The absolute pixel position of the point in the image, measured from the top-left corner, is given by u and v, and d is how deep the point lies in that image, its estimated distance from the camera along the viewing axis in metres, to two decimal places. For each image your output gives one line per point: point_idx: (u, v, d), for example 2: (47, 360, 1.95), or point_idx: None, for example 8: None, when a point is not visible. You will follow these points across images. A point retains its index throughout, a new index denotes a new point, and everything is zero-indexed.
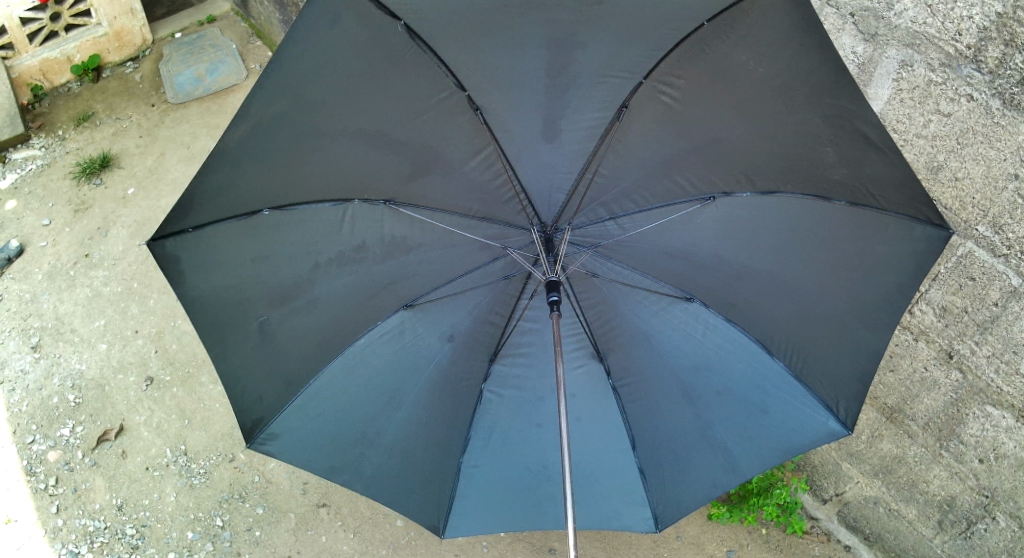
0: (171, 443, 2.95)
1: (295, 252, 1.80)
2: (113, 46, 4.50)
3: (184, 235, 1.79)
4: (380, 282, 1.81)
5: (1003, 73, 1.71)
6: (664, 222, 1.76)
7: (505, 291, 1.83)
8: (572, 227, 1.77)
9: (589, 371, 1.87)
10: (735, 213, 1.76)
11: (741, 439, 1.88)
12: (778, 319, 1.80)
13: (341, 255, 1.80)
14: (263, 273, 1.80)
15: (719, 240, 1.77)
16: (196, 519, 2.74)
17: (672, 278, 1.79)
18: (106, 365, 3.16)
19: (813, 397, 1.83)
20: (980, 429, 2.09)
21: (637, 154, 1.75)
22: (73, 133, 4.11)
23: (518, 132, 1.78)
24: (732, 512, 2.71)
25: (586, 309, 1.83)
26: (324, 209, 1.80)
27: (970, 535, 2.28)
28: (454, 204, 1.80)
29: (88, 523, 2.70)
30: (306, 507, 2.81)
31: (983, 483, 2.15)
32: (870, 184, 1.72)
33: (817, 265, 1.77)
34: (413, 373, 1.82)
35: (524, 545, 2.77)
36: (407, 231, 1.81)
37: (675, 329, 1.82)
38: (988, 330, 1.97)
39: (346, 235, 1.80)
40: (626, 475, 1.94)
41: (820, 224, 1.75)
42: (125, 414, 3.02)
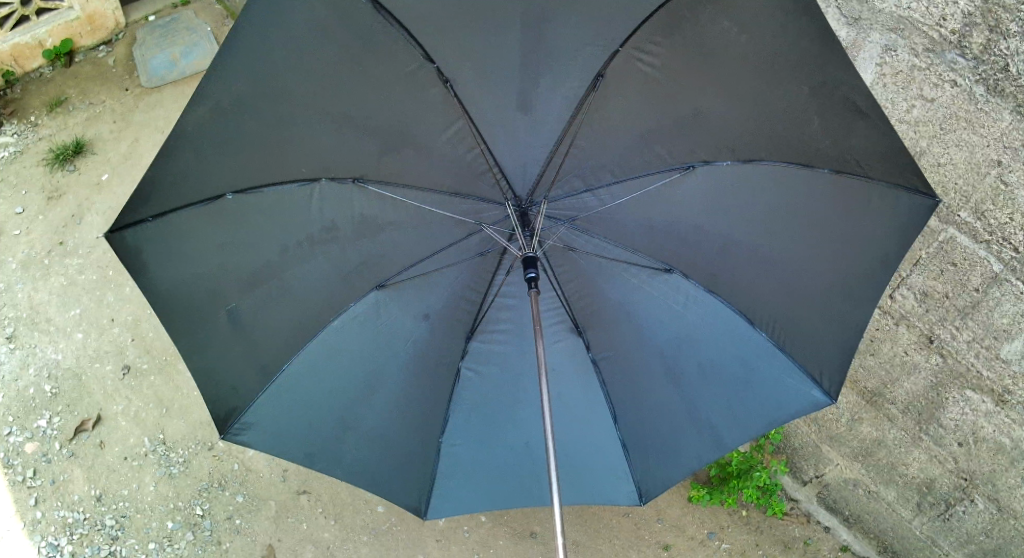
0: (150, 433, 2.82)
1: (262, 233, 1.73)
2: (86, 30, 4.37)
3: (145, 224, 1.72)
4: (354, 263, 1.75)
5: (987, 59, 1.66)
6: (641, 194, 1.71)
7: (481, 268, 1.80)
8: (548, 200, 1.73)
9: (567, 346, 1.86)
10: (719, 182, 1.69)
11: (726, 415, 1.87)
12: (761, 291, 1.78)
13: (309, 237, 1.73)
14: (229, 260, 1.74)
15: (701, 211, 1.72)
16: (177, 509, 2.62)
17: (652, 249, 1.75)
18: (83, 355, 3.02)
19: (796, 366, 1.82)
20: (959, 413, 2.04)
21: (616, 126, 1.66)
22: (46, 119, 4.02)
23: (490, 107, 1.68)
24: (712, 494, 2.52)
25: (564, 284, 1.81)
26: (290, 189, 1.71)
27: (947, 518, 2.21)
28: (427, 179, 1.72)
29: (67, 515, 2.57)
30: (286, 495, 2.69)
31: (961, 467, 2.10)
32: (856, 153, 1.67)
33: (801, 234, 1.74)
34: (391, 356, 1.80)
35: (506, 530, 2.62)
36: (378, 210, 1.73)
37: (656, 302, 1.80)
38: (969, 316, 1.94)
39: (314, 215, 1.72)
40: (612, 451, 1.94)
41: (805, 195, 1.71)
42: (103, 403, 2.88)
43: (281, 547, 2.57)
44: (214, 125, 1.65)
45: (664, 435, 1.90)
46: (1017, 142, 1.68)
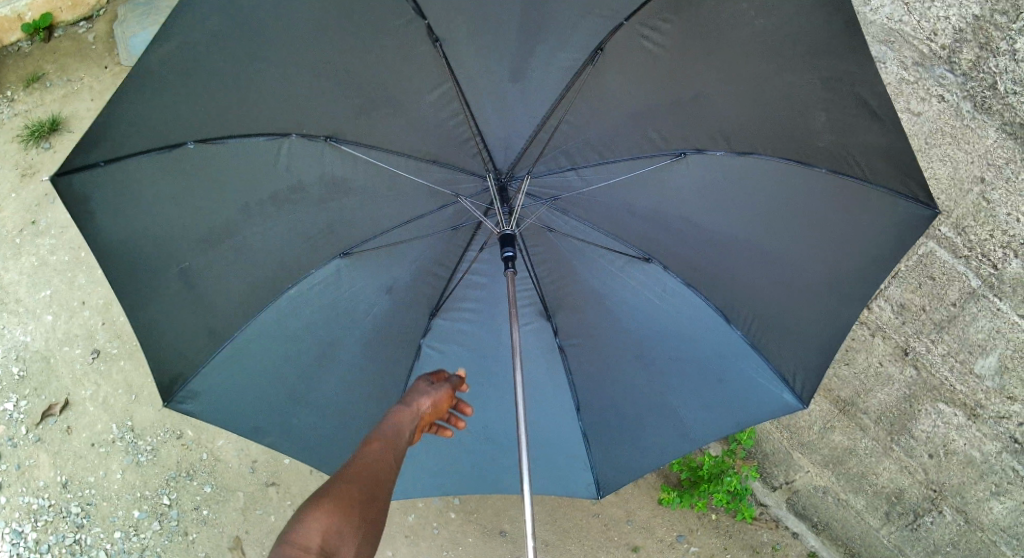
0: (118, 419, 2.65)
1: (222, 189, 1.58)
2: (67, 5, 4.23)
3: (95, 170, 1.47)
4: (318, 230, 1.67)
5: (976, 76, 1.68)
6: (627, 177, 1.62)
7: (451, 243, 1.73)
8: (530, 176, 1.63)
9: (537, 331, 1.83)
10: (709, 172, 1.60)
11: (694, 410, 1.85)
12: (741, 283, 1.71)
13: (273, 196, 1.61)
14: (184, 214, 1.57)
15: (685, 202, 1.64)
16: (142, 498, 2.49)
17: (631, 236, 1.70)
18: (52, 338, 2.81)
19: (770, 367, 1.76)
20: (930, 425, 2.02)
21: (608, 106, 1.53)
22: (23, 94, 3.94)
23: (479, 72, 1.51)
24: (683, 498, 2.42)
25: (537, 266, 1.75)
26: (257, 142, 1.54)
27: (916, 527, 2.18)
28: (405, 146, 1.59)
29: (32, 502, 2.48)
30: (255, 486, 2.53)
31: (931, 478, 2.08)
32: (859, 154, 1.55)
33: (793, 230, 1.65)
34: (352, 322, 1.76)
35: (476, 527, 2.48)
36: (349, 171, 1.61)
37: (628, 288, 1.76)
38: (945, 330, 1.92)
39: (281, 173, 1.58)
40: (574, 442, 1.92)
41: (801, 193, 1.60)
42: (71, 388, 2.70)
43: (247, 540, 2.43)
44: (157, 76, 1.37)
45: (629, 429, 1.89)
46: (1001, 160, 1.70)
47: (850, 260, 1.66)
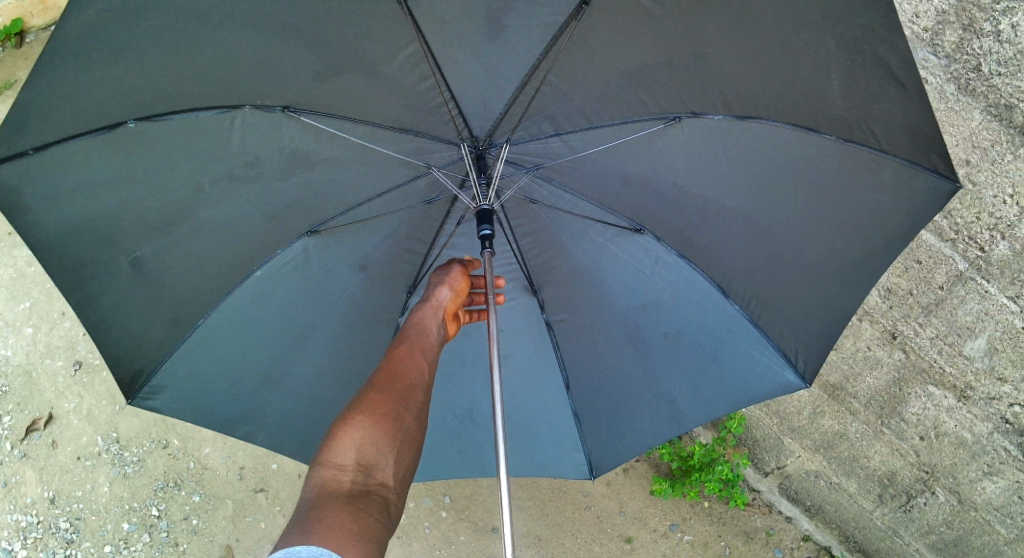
0: (102, 431, 2.54)
1: (172, 169, 1.48)
2: (38, 10, 4.00)
3: (28, 158, 1.40)
4: (281, 207, 1.57)
5: (960, 59, 1.65)
6: (614, 143, 1.51)
7: (426, 216, 1.66)
8: (510, 143, 1.53)
9: (522, 306, 1.78)
10: (703, 136, 1.48)
11: (689, 388, 1.80)
12: (736, 252, 1.62)
13: (230, 173, 1.51)
14: (134, 197, 1.50)
15: (678, 168, 1.54)
16: (131, 510, 2.42)
17: (621, 207, 1.62)
18: (33, 351, 2.67)
19: (771, 345, 1.69)
20: (920, 408, 1.99)
21: (597, 68, 1.40)
22: None
23: (453, 29, 1.38)
24: (674, 487, 2.40)
25: (520, 238, 1.69)
26: (206, 116, 1.42)
27: (909, 509, 2.15)
28: (374, 116, 1.48)
29: (20, 519, 2.37)
30: (244, 493, 2.47)
31: (924, 460, 2.05)
32: (875, 120, 1.43)
33: (795, 195, 1.54)
34: (325, 301, 1.71)
35: (468, 525, 2.46)
36: (312, 143, 1.51)
37: (614, 260, 1.69)
38: (932, 313, 1.88)
39: (237, 148, 1.48)
40: (564, 422, 1.90)
41: (804, 157, 1.49)
42: (55, 401, 2.59)
43: (241, 548, 2.38)
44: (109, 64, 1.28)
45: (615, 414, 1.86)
46: (987, 142, 1.66)
47: (846, 237, 1.57)
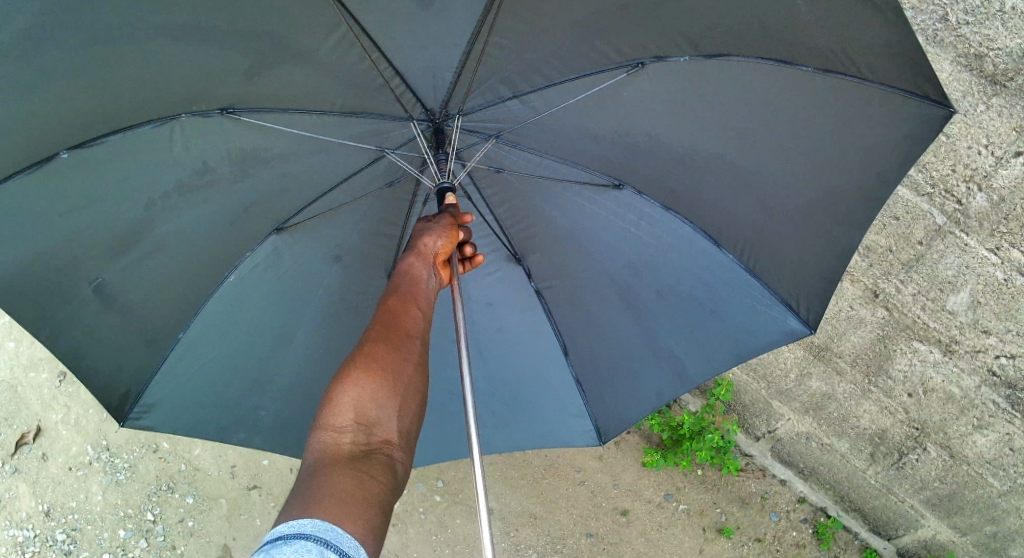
0: (92, 439, 2.53)
1: (118, 191, 1.41)
2: None
3: None
4: (239, 209, 1.50)
5: (926, 8, 1.58)
6: (578, 98, 1.43)
7: (394, 200, 1.60)
8: (464, 112, 1.44)
9: (507, 276, 1.74)
10: (674, 82, 1.40)
11: (688, 344, 1.76)
12: (725, 203, 1.57)
13: (179, 185, 1.43)
14: (81, 224, 1.41)
15: (653, 119, 1.46)
16: (127, 517, 2.41)
17: (599, 163, 1.56)
18: (17, 365, 2.64)
19: (770, 291, 1.64)
20: (907, 365, 1.95)
21: (542, 19, 1.29)
22: None
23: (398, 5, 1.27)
24: (666, 458, 2.40)
25: (496, 207, 1.64)
26: (144, 131, 1.34)
27: (901, 466, 2.13)
28: (317, 101, 1.38)
29: (17, 534, 2.36)
30: (238, 492, 2.47)
31: (914, 417, 2.02)
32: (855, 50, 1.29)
33: (777, 139, 1.45)
34: (304, 290, 1.66)
35: (463, 508, 2.47)
36: (258, 141, 1.42)
37: (599, 218, 1.65)
38: (913, 269, 1.84)
39: (182, 156, 1.40)
40: (567, 386, 1.87)
41: (783, 96, 1.39)
42: (41, 412, 2.57)
43: (238, 545, 2.39)
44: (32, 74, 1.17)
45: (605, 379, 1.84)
46: (959, 93, 1.60)
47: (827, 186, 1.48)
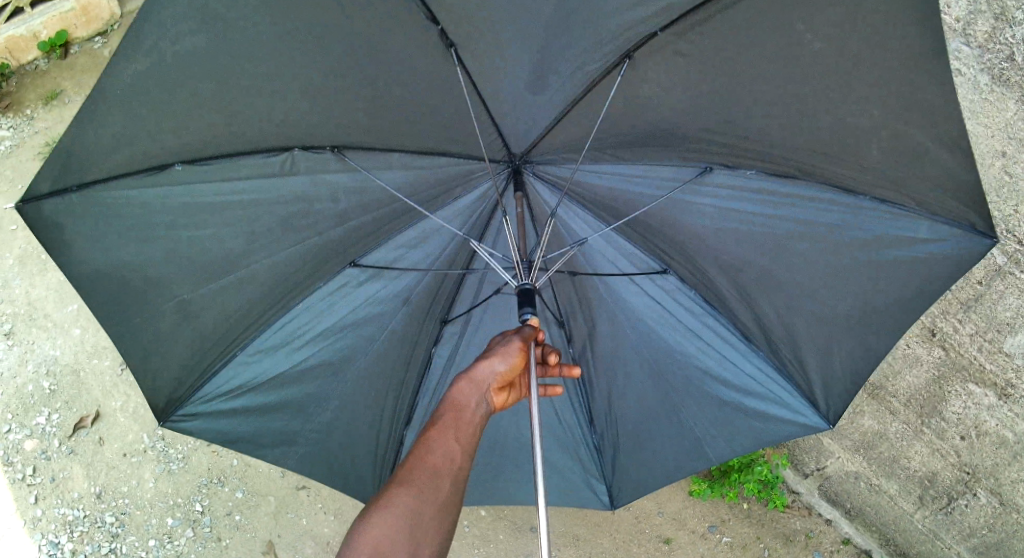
0: (148, 428, 2.57)
1: (220, 212, 1.50)
2: (81, 22, 3.89)
3: (69, 195, 1.39)
4: (321, 242, 1.59)
5: (993, 47, 1.59)
6: (642, 190, 1.53)
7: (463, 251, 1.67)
8: (544, 167, 1.55)
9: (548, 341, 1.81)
10: (730, 183, 1.48)
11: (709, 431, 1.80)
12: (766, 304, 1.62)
13: (278, 216, 1.53)
14: (179, 233, 1.50)
15: (703, 217, 1.55)
16: (176, 505, 2.45)
17: (649, 250, 1.64)
18: (81, 351, 2.71)
19: (795, 393, 1.69)
20: (962, 407, 1.98)
21: (628, 119, 1.41)
22: (42, 113, 3.59)
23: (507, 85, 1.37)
24: (714, 488, 2.45)
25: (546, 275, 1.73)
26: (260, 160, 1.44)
27: (950, 511, 2.15)
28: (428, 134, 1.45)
29: (67, 513, 2.41)
30: (286, 490, 2.49)
31: (965, 460, 2.05)
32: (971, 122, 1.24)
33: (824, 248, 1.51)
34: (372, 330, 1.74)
35: (507, 524, 2.49)
36: (353, 180, 1.52)
37: (641, 299, 1.72)
38: (971, 309, 1.86)
39: (286, 190, 1.50)
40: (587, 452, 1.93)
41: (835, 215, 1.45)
42: (101, 399, 2.63)
43: (281, 543, 2.41)
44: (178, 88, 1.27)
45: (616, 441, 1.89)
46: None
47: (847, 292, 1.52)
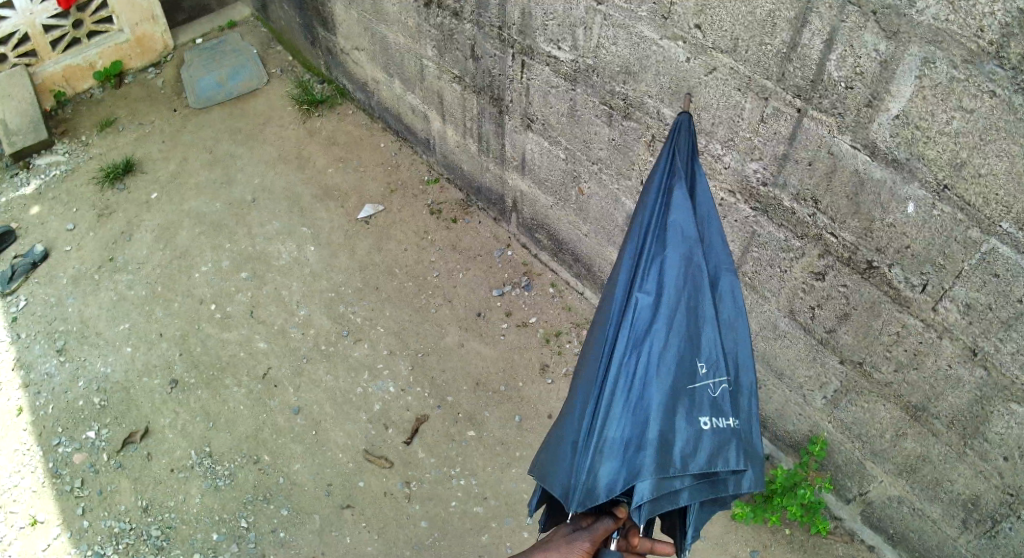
0: (196, 446, 2.95)
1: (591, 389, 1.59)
2: (135, 53, 4.63)
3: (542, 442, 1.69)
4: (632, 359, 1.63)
5: None
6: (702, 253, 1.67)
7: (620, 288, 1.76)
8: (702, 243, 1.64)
9: None
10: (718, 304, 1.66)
11: None
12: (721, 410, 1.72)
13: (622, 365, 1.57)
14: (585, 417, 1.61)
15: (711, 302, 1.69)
16: (221, 521, 2.72)
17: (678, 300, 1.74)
18: (131, 369, 3.20)
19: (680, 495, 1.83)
20: (1005, 427, 1.99)
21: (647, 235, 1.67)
22: (96, 138, 4.26)
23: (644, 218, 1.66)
24: (756, 513, 2.70)
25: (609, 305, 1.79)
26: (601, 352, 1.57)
27: (994, 535, 2.21)
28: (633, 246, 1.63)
29: (114, 525, 2.72)
30: (331, 509, 2.77)
31: (1008, 483, 2.07)
32: None
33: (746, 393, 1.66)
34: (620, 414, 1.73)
35: None
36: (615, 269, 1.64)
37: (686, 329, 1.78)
38: (1013, 327, 1.84)
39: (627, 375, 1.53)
40: None
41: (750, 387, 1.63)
42: (151, 416, 3.04)
43: None
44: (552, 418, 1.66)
45: None
46: None
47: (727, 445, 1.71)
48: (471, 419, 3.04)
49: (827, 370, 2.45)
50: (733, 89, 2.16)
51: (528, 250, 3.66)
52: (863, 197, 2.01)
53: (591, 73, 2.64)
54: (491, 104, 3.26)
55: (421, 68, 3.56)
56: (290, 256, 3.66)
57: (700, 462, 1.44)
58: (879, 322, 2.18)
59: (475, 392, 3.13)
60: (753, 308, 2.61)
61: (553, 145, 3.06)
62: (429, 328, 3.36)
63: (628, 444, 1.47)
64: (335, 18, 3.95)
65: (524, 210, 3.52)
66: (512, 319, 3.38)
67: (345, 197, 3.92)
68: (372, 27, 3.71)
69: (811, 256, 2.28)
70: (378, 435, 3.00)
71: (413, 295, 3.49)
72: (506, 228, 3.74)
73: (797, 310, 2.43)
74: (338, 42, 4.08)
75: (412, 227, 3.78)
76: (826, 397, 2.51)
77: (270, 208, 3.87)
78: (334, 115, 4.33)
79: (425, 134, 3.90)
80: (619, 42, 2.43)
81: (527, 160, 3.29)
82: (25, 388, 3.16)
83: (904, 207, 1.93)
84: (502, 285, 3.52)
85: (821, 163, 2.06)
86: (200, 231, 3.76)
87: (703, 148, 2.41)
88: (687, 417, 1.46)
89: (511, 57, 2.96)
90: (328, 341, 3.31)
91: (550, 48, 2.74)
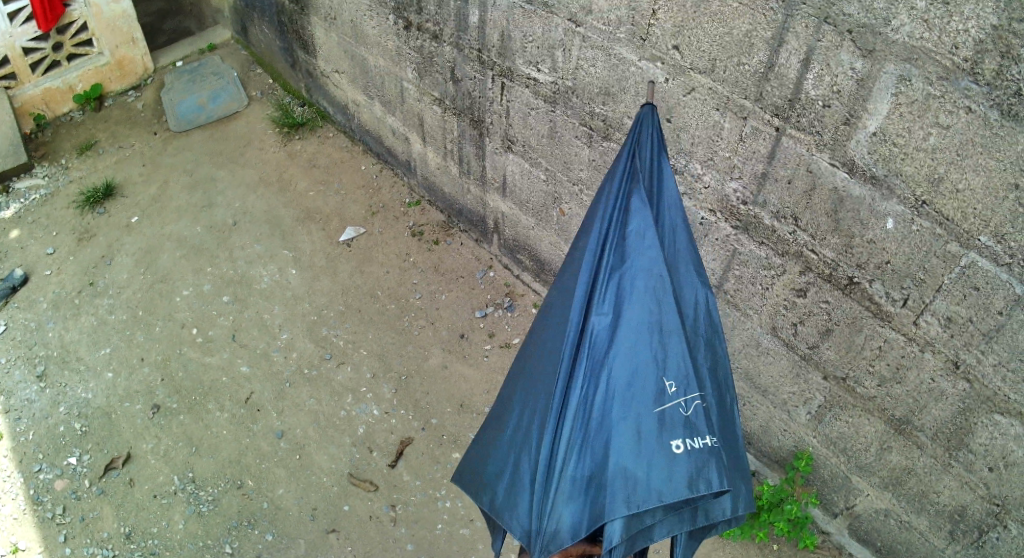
0: (179, 471, 2.90)
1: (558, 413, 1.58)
2: (116, 75, 4.62)
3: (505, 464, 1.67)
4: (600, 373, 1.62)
5: (1001, 84, 1.53)
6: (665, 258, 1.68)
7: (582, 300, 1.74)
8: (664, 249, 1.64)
9: None
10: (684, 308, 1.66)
11: None
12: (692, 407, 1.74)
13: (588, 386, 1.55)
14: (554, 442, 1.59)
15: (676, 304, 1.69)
16: (205, 547, 2.68)
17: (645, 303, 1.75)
18: (113, 394, 3.16)
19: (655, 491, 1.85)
20: (989, 438, 2.01)
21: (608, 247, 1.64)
22: (76, 162, 4.23)
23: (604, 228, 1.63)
24: (743, 529, 2.70)
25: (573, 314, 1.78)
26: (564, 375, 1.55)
27: (981, 545, 2.22)
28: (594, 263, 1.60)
29: (96, 552, 2.66)
30: (318, 533, 2.73)
31: (992, 493, 2.09)
32: None
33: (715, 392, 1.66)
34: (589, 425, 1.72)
35: None
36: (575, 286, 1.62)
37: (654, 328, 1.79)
38: (993, 339, 1.86)
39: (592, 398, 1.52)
40: None
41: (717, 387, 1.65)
42: (133, 441, 2.99)
43: None
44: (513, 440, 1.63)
45: None
46: None
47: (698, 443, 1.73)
48: (456, 441, 3.02)
49: (810, 386, 2.47)
50: (712, 109, 2.18)
51: (510, 270, 3.66)
52: (843, 213, 2.03)
53: (570, 94, 2.66)
54: (471, 125, 3.28)
55: (402, 90, 3.58)
56: (273, 279, 3.63)
57: (676, 491, 1.38)
58: (861, 337, 2.20)
59: (459, 413, 3.11)
60: (735, 326, 2.62)
61: (535, 166, 3.08)
62: (412, 350, 3.35)
63: (594, 477, 1.45)
64: (315, 41, 3.97)
65: (506, 230, 3.52)
66: (495, 340, 3.38)
67: (328, 220, 3.91)
68: (352, 50, 3.73)
69: (791, 273, 2.30)
70: (363, 458, 2.97)
71: (396, 316, 3.48)
72: (488, 249, 3.74)
73: (779, 327, 2.45)
74: (319, 65, 4.09)
75: (394, 249, 3.77)
76: (810, 412, 2.52)
77: (252, 231, 3.85)
78: (315, 137, 4.32)
79: (406, 156, 3.90)
80: (598, 64, 2.46)
81: (508, 181, 3.30)
82: (4, 414, 3.10)
83: (883, 223, 1.95)
84: (485, 306, 3.51)
85: (799, 181, 2.09)
86: (182, 254, 3.73)
87: (682, 168, 2.43)
88: (657, 441, 1.42)
89: (491, 79, 2.98)
90: (311, 365, 3.28)
91: (530, 69, 2.76)
